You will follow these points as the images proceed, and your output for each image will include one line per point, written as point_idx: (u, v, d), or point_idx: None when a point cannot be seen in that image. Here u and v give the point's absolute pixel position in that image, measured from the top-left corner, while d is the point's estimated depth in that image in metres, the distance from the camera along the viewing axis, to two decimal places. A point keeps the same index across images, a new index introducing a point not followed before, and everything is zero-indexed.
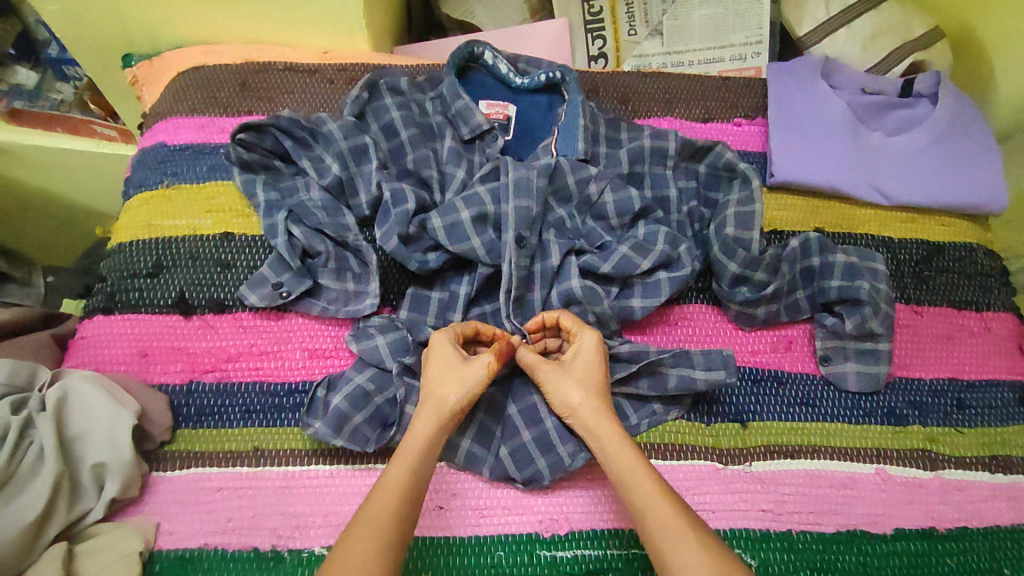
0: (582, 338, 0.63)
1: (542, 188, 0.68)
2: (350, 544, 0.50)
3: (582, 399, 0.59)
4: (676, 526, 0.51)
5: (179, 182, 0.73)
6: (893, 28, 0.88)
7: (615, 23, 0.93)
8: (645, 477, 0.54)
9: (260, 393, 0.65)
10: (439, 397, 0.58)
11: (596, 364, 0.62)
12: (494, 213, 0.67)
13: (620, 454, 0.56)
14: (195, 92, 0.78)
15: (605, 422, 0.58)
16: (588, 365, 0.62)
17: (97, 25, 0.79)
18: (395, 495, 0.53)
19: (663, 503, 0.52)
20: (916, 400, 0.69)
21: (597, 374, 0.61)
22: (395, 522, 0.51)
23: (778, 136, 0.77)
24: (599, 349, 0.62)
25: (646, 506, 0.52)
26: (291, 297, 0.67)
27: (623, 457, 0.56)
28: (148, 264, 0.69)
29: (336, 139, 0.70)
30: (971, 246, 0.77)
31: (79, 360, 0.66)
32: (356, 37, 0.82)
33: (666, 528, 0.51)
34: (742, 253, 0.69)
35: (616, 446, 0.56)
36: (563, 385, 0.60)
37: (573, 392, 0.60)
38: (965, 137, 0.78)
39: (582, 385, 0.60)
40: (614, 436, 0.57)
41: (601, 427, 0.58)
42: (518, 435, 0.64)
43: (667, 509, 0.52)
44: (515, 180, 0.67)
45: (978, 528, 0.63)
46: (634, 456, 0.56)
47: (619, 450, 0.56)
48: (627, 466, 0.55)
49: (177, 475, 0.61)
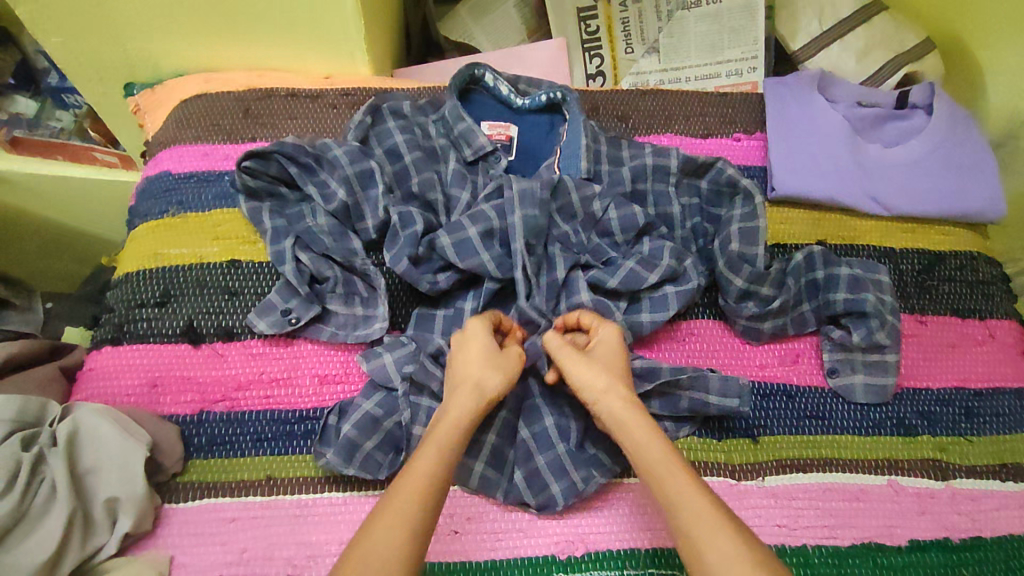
0: (602, 328, 0.64)
1: (545, 199, 0.68)
2: (370, 538, 0.48)
3: (608, 384, 0.58)
4: (711, 517, 0.49)
5: (185, 210, 0.73)
6: (885, 41, 0.89)
7: (612, 41, 0.94)
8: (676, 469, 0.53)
9: (271, 421, 0.65)
10: (479, 381, 0.58)
11: (616, 352, 0.62)
12: (500, 228, 0.67)
13: (648, 442, 0.55)
14: (199, 120, 0.78)
15: (630, 411, 0.57)
16: (610, 352, 0.62)
17: (98, 54, 0.79)
18: (424, 484, 0.51)
19: (694, 493, 0.51)
20: (924, 410, 0.69)
21: (616, 362, 0.61)
22: (419, 515, 0.50)
23: (776, 150, 0.78)
24: (619, 338, 0.63)
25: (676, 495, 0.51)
26: (300, 324, 0.67)
27: (650, 447, 0.55)
28: (156, 293, 0.69)
29: (341, 164, 0.70)
30: (972, 255, 0.78)
31: (88, 393, 0.65)
32: (358, 62, 0.83)
33: (700, 520, 0.49)
34: (748, 267, 0.69)
35: (645, 436, 0.55)
36: (591, 374, 0.59)
37: (601, 378, 0.59)
38: (962, 147, 0.79)
39: (607, 371, 0.59)
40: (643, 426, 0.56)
41: (628, 415, 0.57)
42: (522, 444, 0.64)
43: (699, 499, 0.51)
44: (519, 192, 0.67)
45: (991, 537, 0.63)
46: (663, 446, 0.55)
47: (646, 439, 0.55)
48: (654, 455, 0.54)
49: (190, 506, 0.61)
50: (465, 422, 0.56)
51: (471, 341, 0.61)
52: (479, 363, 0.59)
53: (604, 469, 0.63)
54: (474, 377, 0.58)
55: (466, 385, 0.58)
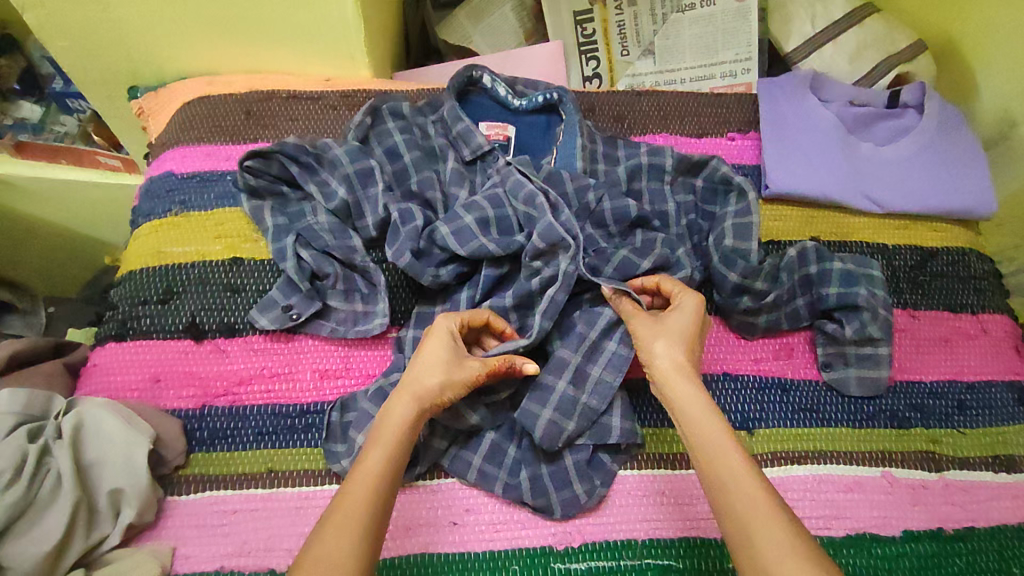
0: (684, 296, 0.63)
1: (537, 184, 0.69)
2: (325, 532, 0.48)
3: (667, 354, 0.59)
4: (760, 505, 0.48)
5: (188, 210, 0.74)
6: (877, 43, 0.91)
7: (608, 44, 0.96)
8: (733, 452, 0.52)
9: (273, 415, 0.66)
10: (419, 383, 0.57)
11: (691, 324, 0.61)
12: (495, 216, 0.68)
13: (706, 421, 0.55)
14: (202, 121, 0.80)
15: (697, 397, 0.56)
16: (687, 322, 0.61)
17: (103, 57, 0.80)
18: (371, 486, 0.51)
19: (749, 480, 0.50)
20: (917, 403, 0.70)
21: (690, 330, 0.61)
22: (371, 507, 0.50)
23: (770, 148, 0.80)
24: (699, 313, 0.62)
25: (733, 483, 0.50)
26: (301, 319, 0.68)
27: (713, 434, 0.54)
28: (159, 290, 0.70)
29: (342, 163, 0.71)
30: (964, 251, 0.79)
31: (92, 387, 0.66)
32: (358, 65, 0.85)
33: (755, 505, 0.48)
34: (742, 262, 0.70)
35: (701, 413, 0.55)
36: (656, 343, 0.60)
37: (670, 350, 0.59)
38: (952, 145, 0.80)
39: (679, 346, 0.60)
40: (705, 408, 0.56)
41: (685, 388, 0.57)
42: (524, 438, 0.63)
43: (752, 483, 0.50)
44: (511, 183, 0.69)
45: (984, 527, 0.64)
46: (723, 433, 0.54)
47: (708, 423, 0.54)
48: (713, 440, 0.53)
49: (192, 499, 0.62)
50: (404, 426, 0.55)
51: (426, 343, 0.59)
52: (425, 365, 0.58)
53: (605, 473, 0.63)
54: (413, 384, 0.57)
55: (408, 388, 0.57)
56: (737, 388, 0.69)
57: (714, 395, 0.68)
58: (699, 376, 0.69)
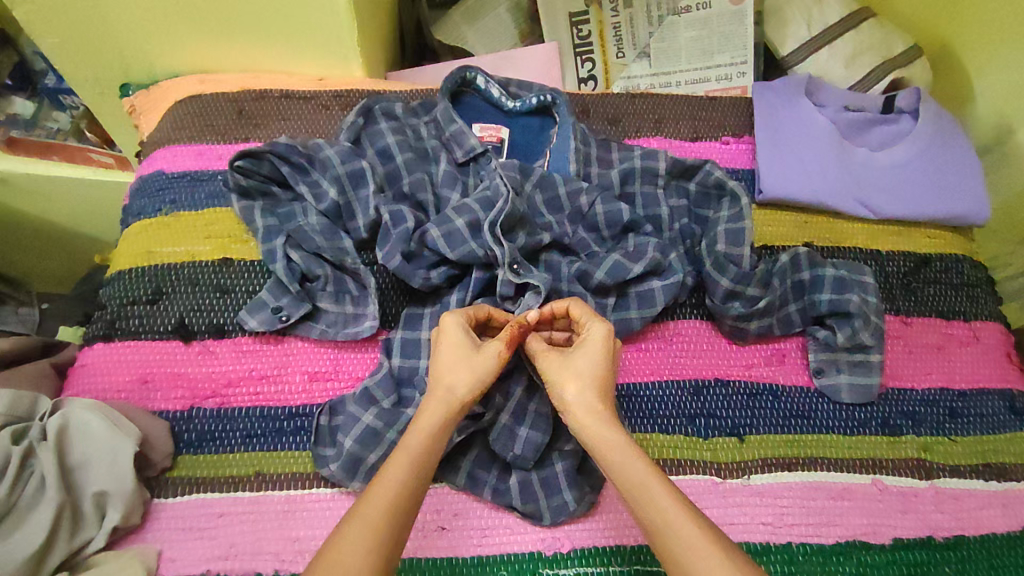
0: (592, 328, 0.59)
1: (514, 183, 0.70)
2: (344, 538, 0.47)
3: (577, 396, 0.56)
4: (700, 549, 0.47)
5: (178, 209, 0.74)
6: (873, 47, 0.91)
7: (604, 45, 0.95)
8: (661, 495, 0.50)
9: (261, 418, 0.65)
10: (449, 386, 0.56)
11: (598, 359, 0.57)
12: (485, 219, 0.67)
13: (628, 467, 0.52)
14: (193, 120, 0.79)
15: (606, 439, 0.54)
16: (593, 358, 0.57)
17: (95, 55, 0.80)
18: (391, 494, 0.50)
19: (681, 517, 0.49)
20: (909, 410, 0.70)
21: (599, 366, 0.57)
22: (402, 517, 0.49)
23: (764, 152, 0.79)
24: (606, 348, 0.58)
25: (667, 526, 0.49)
26: (290, 321, 0.68)
27: (633, 471, 0.52)
28: (148, 290, 0.70)
29: (333, 163, 0.70)
30: (957, 257, 0.79)
31: (79, 388, 0.66)
32: (351, 65, 0.84)
33: (692, 551, 0.47)
34: (733, 268, 0.70)
35: (618, 458, 0.53)
36: (561, 384, 0.57)
37: (569, 390, 0.57)
38: (947, 150, 0.80)
39: (578, 381, 0.57)
40: (617, 443, 0.54)
41: (597, 431, 0.55)
42: (521, 435, 0.64)
43: (683, 526, 0.48)
44: (494, 185, 0.69)
45: (974, 536, 0.63)
46: (648, 473, 0.52)
47: (624, 460, 0.53)
48: (637, 482, 0.51)
49: (179, 501, 0.61)
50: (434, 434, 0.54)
51: (449, 340, 0.58)
52: (450, 364, 0.57)
53: (595, 481, 0.63)
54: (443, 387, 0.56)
55: (437, 389, 0.56)
56: (729, 394, 0.69)
57: (705, 401, 0.68)
58: (691, 382, 0.69)
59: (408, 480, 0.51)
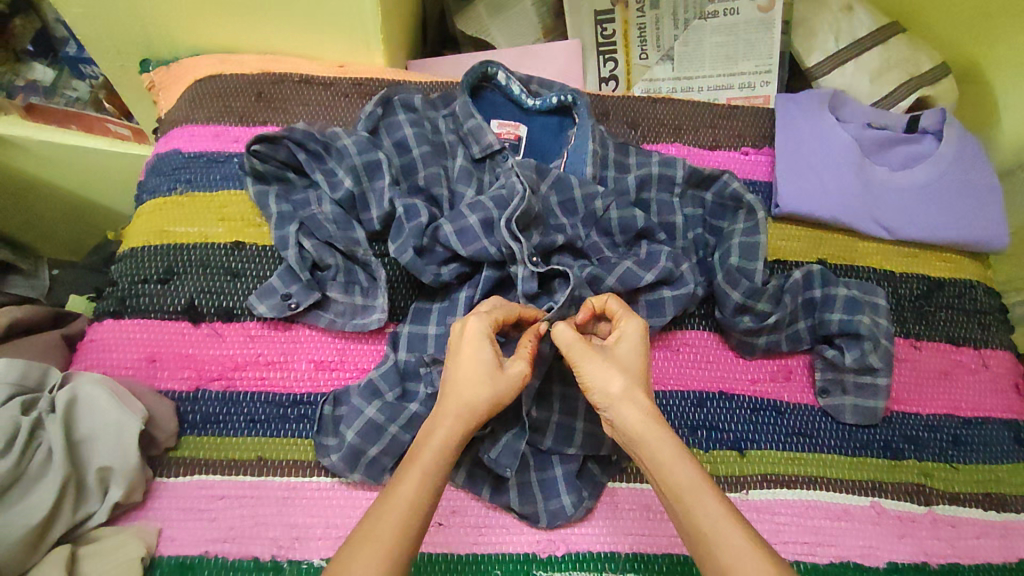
0: (627, 323, 0.60)
1: (531, 180, 0.69)
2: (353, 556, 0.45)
3: (623, 389, 0.54)
4: (746, 554, 0.46)
5: (193, 189, 0.74)
6: (901, 63, 0.90)
7: (627, 46, 0.94)
8: (708, 495, 0.49)
9: (267, 403, 0.66)
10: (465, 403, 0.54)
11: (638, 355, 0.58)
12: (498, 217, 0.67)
13: (673, 465, 0.51)
14: (211, 101, 0.79)
15: (651, 432, 0.53)
16: (632, 352, 0.58)
17: (116, 29, 0.79)
18: (402, 514, 0.48)
19: (728, 521, 0.48)
20: (912, 434, 0.69)
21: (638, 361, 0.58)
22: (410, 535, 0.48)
23: (782, 166, 0.79)
24: (643, 343, 0.59)
25: (712, 527, 0.48)
26: (299, 309, 0.68)
27: (682, 476, 0.51)
28: (159, 270, 0.70)
29: (349, 153, 0.70)
30: (972, 283, 0.78)
31: (87, 363, 0.66)
32: (373, 52, 0.84)
33: (735, 554, 0.46)
34: (746, 282, 0.69)
35: (663, 454, 0.52)
36: (605, 374, 0.55)
37: (612, 382, 0.54)
38: (971, 175, 0.79)
39: (623, 373, 0.55)
40: (663, 440, 0.52)
41: (640, 424, 0.53)
42: (502, 441, 0.63)
43: (731, 529, 0.47)
44: (509, 184, 0.68)
45: (969, 565, 0.63)
46: (695, 471, 0.51)
47: (676, 467, 0.51)
48: (684, 479, 0.50)
49: (181, 482, 0.62)
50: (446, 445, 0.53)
51: (470, 353, 0.56)
52: (470, 380, 0.55)
53: (593, 487, 0.63)
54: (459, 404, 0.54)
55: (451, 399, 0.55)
56: (733, 407, 0.69)
57: (708, 412, 0.68)
58: (695, 393, 0.69)
59: (420, 497, 0.50)
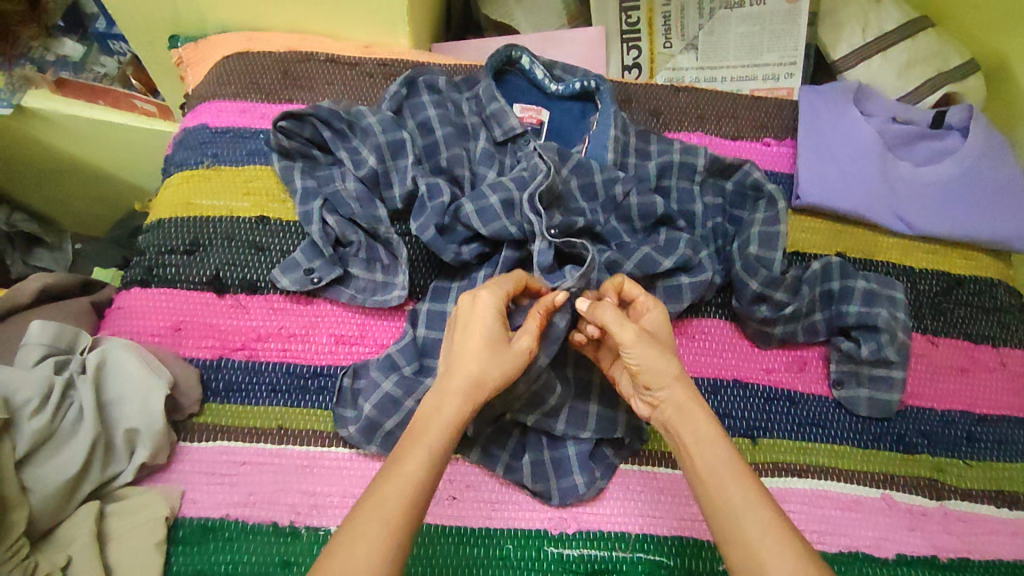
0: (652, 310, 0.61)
1: (553, 163, 0.70)
2: (354, 529, 0.46)
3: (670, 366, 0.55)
4: (771, 529, 0.47)
5: (219, 163, 0.75)
6: (928, 59, 0.89)
7: (652, 34, 0.94)
8: (739, 471, 0.50)
9: (288, 374, 0.67)
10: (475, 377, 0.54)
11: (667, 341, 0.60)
12: (518, 198, 0.68)
13: (707, 443, 0.52)
14: (239, 77, 0.80)
15: (688, 410, 0.54)
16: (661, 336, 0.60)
17: (147, 4, 0.81)
18: (405, 485, 0.48)
19: (757, 498, 0.49)
20: (926, 429, 0.70)
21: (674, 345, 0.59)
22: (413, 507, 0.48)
23: (805, 157, 0.78)
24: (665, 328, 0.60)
25: (739, 502, 0.48)
26: (322, 283, 0.69)
27: (713, 452, 0.52)
28: (185, 241, 0.71)
29: (374, 132, 0.71)
30: (993, 282, 0.78)
31: (115, 328, 0.68)
32: (398, 34, 0.84)
33: (763, 528, 0.47)
34: (765, 272, 0.69)
35: (699, 431, 0.53)
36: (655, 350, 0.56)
37: (663, 359, 0.55)
38: (996, 172, 0.78)
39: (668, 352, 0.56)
40: (699, 419, 0.54)
41: (680, 402, 0.54)
42: None
43: (759, 506, 0.48)
44: (530, 167, 0.69)
45: (979, 560, 0.64)
46: (728, 449, 0.52)
47: (709, 444, 0.52)
48: (716, 456, 0.51)
49: (204, 446, 0.63)
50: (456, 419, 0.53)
51: (476, 325, 0.56)
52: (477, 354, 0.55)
53: (606, 469, 0.64)
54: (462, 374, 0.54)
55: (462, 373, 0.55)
56: (746, 395, 0.69)
57: (722, 400, 0.69)
58: (709, 380, 0.69)
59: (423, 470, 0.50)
